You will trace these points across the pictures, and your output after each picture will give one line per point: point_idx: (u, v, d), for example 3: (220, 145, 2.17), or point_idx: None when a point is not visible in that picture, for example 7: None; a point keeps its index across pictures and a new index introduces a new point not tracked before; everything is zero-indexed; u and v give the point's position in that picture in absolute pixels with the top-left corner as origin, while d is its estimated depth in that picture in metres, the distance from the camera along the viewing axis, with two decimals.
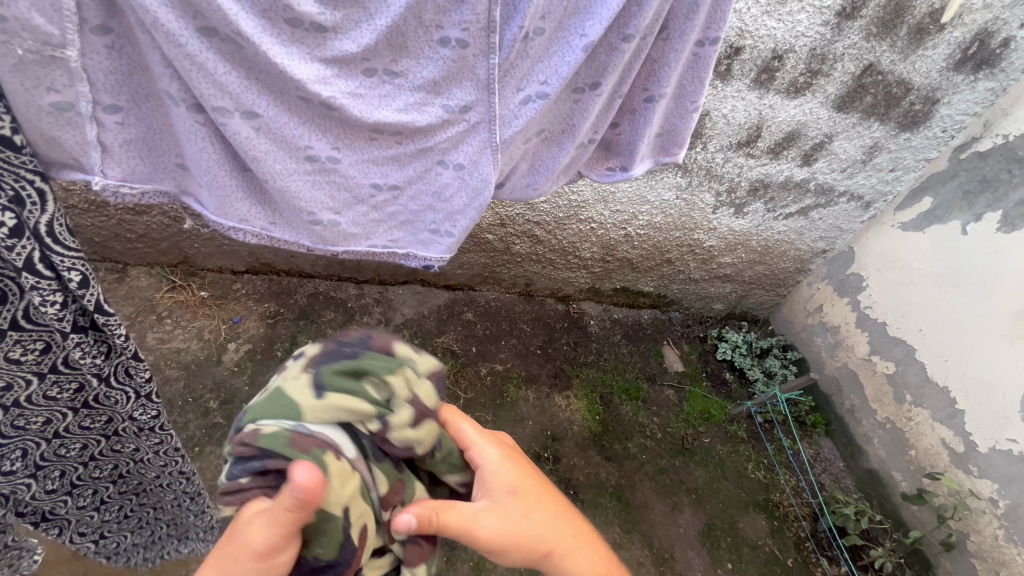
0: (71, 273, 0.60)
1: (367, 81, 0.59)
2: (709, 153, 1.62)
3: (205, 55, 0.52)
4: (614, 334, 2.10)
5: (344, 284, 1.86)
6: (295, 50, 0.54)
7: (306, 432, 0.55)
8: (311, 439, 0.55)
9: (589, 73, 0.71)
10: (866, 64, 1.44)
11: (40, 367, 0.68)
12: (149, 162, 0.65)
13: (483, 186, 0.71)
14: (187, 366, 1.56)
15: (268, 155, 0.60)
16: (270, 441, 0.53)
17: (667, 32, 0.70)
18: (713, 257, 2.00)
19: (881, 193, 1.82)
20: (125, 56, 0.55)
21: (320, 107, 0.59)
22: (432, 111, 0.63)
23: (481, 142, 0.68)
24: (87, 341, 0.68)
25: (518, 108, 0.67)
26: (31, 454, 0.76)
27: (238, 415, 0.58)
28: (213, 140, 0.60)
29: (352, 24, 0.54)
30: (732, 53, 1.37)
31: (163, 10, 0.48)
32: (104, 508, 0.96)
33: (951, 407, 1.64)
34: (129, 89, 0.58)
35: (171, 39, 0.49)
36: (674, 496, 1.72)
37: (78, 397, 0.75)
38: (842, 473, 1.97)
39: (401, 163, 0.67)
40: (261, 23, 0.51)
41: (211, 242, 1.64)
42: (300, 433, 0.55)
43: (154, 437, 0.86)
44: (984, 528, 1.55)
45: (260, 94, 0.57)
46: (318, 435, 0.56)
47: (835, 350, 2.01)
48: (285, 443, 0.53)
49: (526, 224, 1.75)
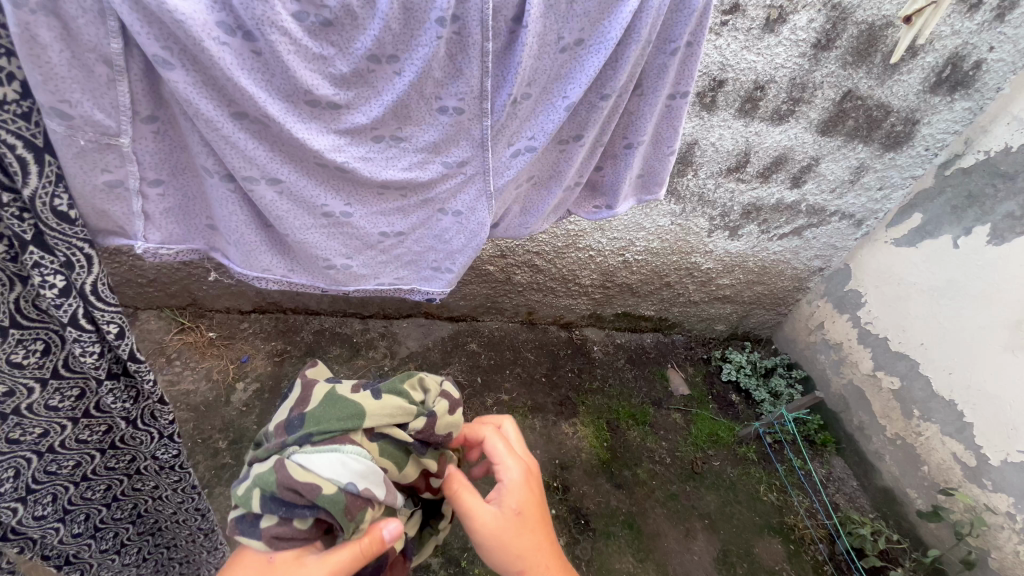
0: (109, 326, 0.65)
1: (376, 146, 0.65)
2: (700, 179, 1.68)
3: (237, 135, 0.58)
4: (617, 359, 2.12)
5: (349, 320, 1.91)
6: (313, 125, 0.60)
7: (355, 493, 0.63)
8: (358, 504, 0.63)
9: (572, 127, 0.77)
10: (845, 90, 1.52)
11: (74, 413, 0.73)
12: (185, 225, 0.70)
13: (480, 229, 0.76)
14: (197, 408, 1.59)
15: (290, 214, 0.66)
16: (327, 499, 0.61)
17: (642, 89, 0.77)
18: (712, 279, 2.04)
19: (871, 212, 1.88)
20: (169, 138, 0.61)
21: (334, 171, 0.64)
22: (434, 168, 0.69)
23: (476, 192, 0.74)
24: (118, 387, 0.73)
25: (508, 161, 0.73)
26: (60, 498, 0.79)
27: (299, 420, 0.69)
28: (242, 206, 0.66)
29: (362, 100, 0.61)
30: (715, 85, 1.45)
31: (204, 103, 0.55)
32: (124, 551, 0.98)
33: (960, 420, 1.64)
34: (170, 165, 0.64)
35: (210, 125, 0.56)
36: (686, 522, 1.71)
37: (106, 438, 0.79)
38: (856, 492, 1.96)
39: (405, 214, 0.73)
40: (284, 106, 0.57)
41: (218, 283, 1.70)
42: (349, 496, 0.63)
43: (173, 474, 0.89)
44: (1005, 544, 1.54)
45: (282, 163, 0.62)
46: (362, 495, 0.64)
47: (839, 367, 2.03)
48: (338, 505, 0.61)
49: (526, 254, 1.81)
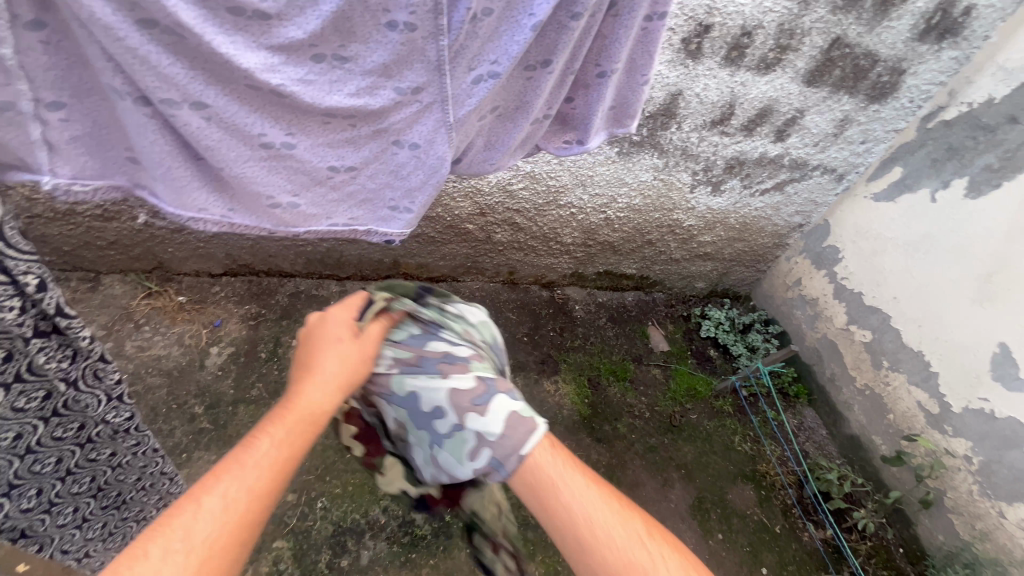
0: (29, 278, 0.59)
1: (317, 67, 0.57)
2: (684, 132, 1.62)
3: (147, 48, 0.50)
4: (599, 318, 2.10)
5: (325, 282, 1.85)
6: (239, 39, 0.52)
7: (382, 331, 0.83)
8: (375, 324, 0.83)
9: (540, 50, 0.70)
10: (833, 38, 1.46)
11: (3, 377, 0.63)
12: (99, 158, 0.61)
13: (440, 165, 0.70)
14: (170, 373, 1.53)
15: (221, 144, 0.59)
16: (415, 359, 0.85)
17: (617, 8, 0.70)
18: (693, 236, 2.01)
19: (853, 165, 1.84)
20: (63, 51, 0.52)
21: (271, 95, 0.57)
22: (386, 93, 0.62)
23: (435, 123, 0.67)
24: (51, 346, 0.67)
25: (470, 88, 0.66)
26: (5, 473, 0.70)
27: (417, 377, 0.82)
28: (165, 133, 0.58)
29: (296, 10, 0.53)
30: (701, 31, 1.37)
31: (98, 4, 0.47)
32: (87, 527, 0.90)
33: (926, 369, 1.69)
34: (70, 85, 0.55)
35: (109, 33, 0.48)
36: (664, 472, 1.75)
37: (48, 405, 0.71)
38: (825, 440, 2.02)
39: (357, 146, 0.66)
40: (200, 12, 0.50)
41: (184, 245, 1.61)
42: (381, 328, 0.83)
43: (128, 437, 0.87)
44: (960, 484, 1.62)
45: (207, 85, 0.55)
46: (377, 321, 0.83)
47: (814, 322, 2.05)
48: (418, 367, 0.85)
49: (506, 212, 1.75)
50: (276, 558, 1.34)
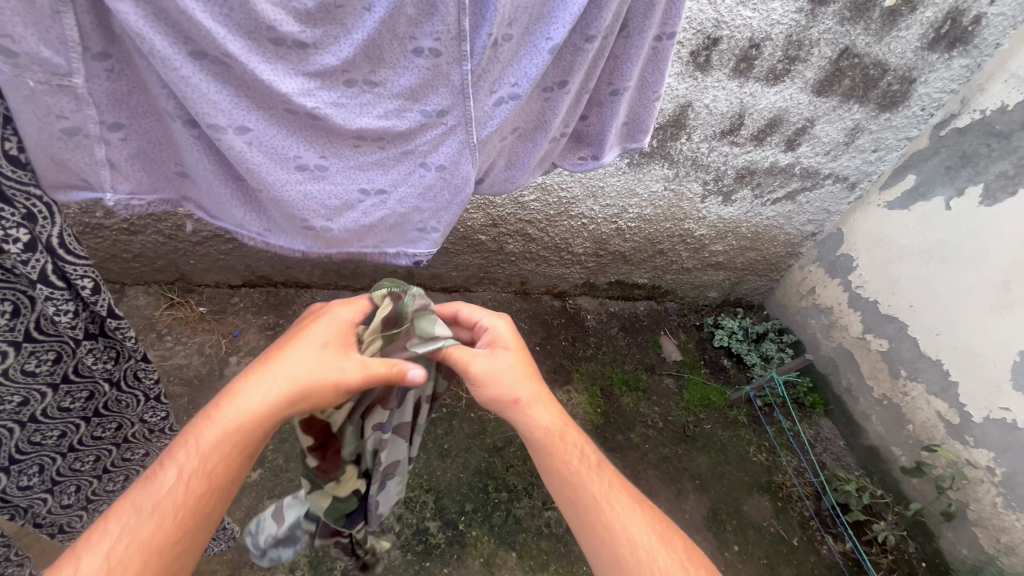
0: (83, 281, 0.64)
1: (349, 92, 0.62)
2: (694, 143, 1.65)
3: (197, 77, 0.55)
4: (611, 327, 2.12)
5: (341, 292, 1.90)
6: (279, 66, 0.57)
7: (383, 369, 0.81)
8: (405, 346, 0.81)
9: (557, 72, 0.74)
10: (842, 48, 1.48)
11: (53, 378, 0.69)
12: (152, 173, 0.66)
13: (465, 184, 0.73)
14: (191, 381, 1.58)
15: (261, 167, 0.62)
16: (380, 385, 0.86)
17: (628, 30, 0.74)
18: (705, 246, 2.03)
19: (865, 174, 1.85)
20: (124, 76, 0.57)
21: (306, 119, 0.61)
22: (413, 116, 0.66)
23: (459, 143, 0.70)
24: (99, 347, 0.71)
25: (491, 110, 0.70)
26: (48, 470, 0.77)
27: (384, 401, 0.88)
28: (211, 152, 0.62)
29: (331, 40, 0.57)
30: (710, 44, 1.40)
31: (157, 39, 0.51)
32: None
33: (945, 379, 1.67)
34: (129, 107, 0.59)
35: (167, 64, 0.52)
36: (678, 483, 1.75)
37: (90, 405, 0.76)
38: (842, 451, 2.00)
39: (386, 169, 0.69)
40: (246, 44, 0.54)
41: (207, 257, 1.67)
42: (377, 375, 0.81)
43: (164, 437, 0.92)
44: (983, 497, 1.59)
45: (250, 110, 0.59)
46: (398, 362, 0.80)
47: (829, 331, 2.04)
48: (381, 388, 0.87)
49: (518, 223, 1.78)
50: (293, 565, 1.36)
